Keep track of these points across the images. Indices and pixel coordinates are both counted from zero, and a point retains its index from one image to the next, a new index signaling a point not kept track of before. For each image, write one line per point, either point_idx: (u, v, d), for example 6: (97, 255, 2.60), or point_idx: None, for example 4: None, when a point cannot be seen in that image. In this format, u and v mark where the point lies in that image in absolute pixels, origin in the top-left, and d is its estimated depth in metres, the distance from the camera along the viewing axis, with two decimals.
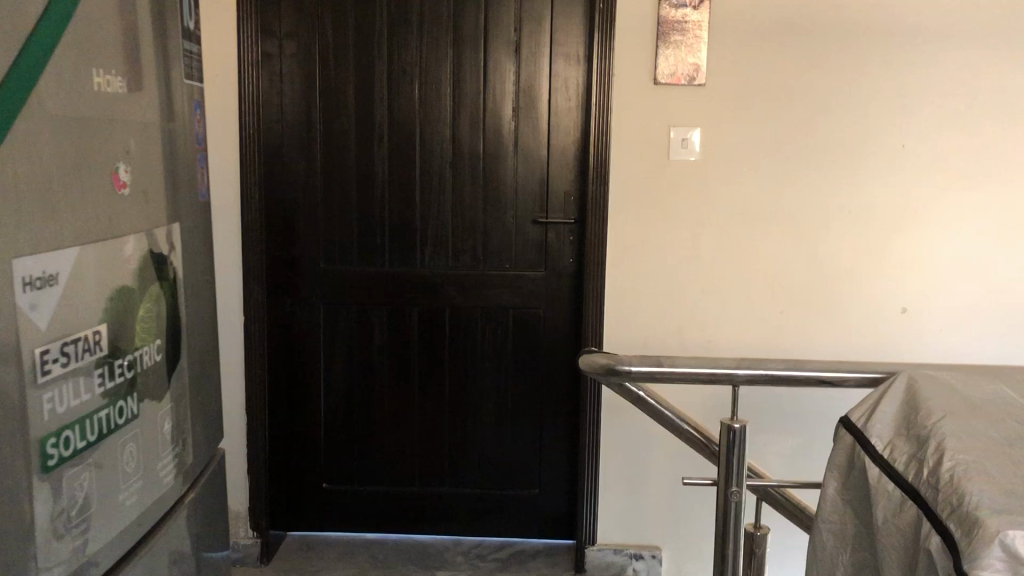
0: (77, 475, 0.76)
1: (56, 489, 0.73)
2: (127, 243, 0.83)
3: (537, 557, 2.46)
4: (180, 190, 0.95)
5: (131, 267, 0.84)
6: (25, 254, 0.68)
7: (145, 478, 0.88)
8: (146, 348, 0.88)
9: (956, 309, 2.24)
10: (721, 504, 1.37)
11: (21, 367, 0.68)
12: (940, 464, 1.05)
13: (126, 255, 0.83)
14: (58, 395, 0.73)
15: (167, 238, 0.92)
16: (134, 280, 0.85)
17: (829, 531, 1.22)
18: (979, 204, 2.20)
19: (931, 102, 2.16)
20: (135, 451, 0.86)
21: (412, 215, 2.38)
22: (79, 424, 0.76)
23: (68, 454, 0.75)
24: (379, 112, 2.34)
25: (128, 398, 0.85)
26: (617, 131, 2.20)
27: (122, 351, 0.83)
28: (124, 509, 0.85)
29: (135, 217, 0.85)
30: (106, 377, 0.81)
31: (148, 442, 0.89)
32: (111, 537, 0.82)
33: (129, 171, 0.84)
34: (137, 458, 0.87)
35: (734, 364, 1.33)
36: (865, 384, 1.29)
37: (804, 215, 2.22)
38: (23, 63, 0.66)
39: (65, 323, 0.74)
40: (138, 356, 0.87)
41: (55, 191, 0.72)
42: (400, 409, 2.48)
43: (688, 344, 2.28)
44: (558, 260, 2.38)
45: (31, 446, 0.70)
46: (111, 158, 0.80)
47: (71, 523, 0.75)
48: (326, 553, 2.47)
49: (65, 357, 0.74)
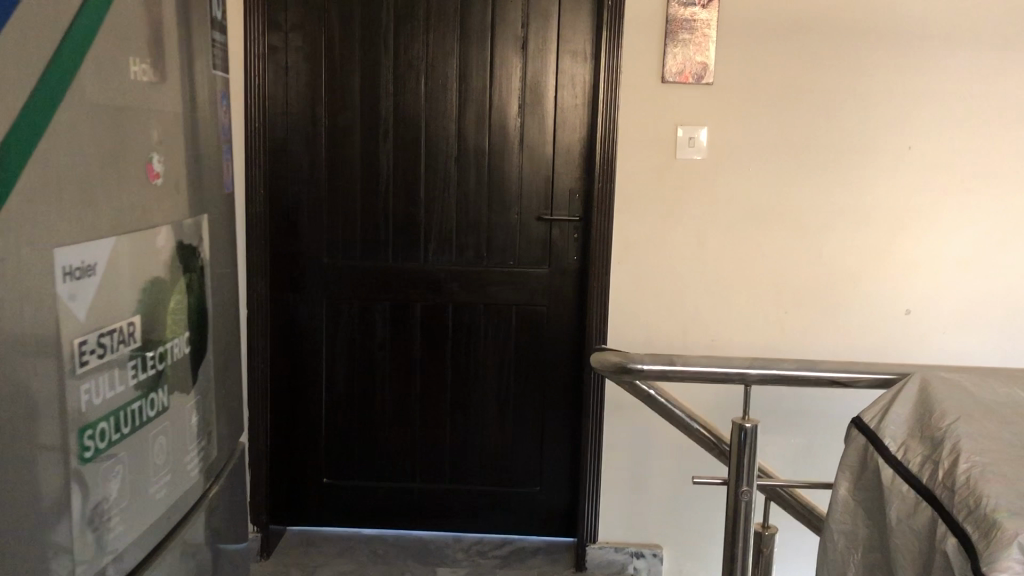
0: (111, 467, 0.76)
1: (93, 481, 0.73)
2: (160, 234, 0.83)
3: (537, 554, 2.46)
4: (204, 182, 0.94)
5: (163, 259, 0.83)
6: (66, 244, 0.67)
7: (172, 471, 0.88)
8: (176, 341, 0.87)
9: (959, 310, 2.25)
10: (731, 504, 1.37)
11: (62, 358, 0.68)
12: (956, 467, 1.05)
13: (159, 246, 0.83)
14: (95, 386, 0.73)
15: (195, 230, 0.92)
16: (166, 270, 0.84)
17: (842, 531, 1.22)
18: (983, 206, 2.21)
19: (938, 105, 2.17)
20: (163, 444, 0.86)
21: (416, 211, 2.37)
22: (113, 416, 0.76)
23: (103, 446, 0.74)
24: (385, 107, 2.33)
25: (159, 390, 0.84)
26: (624, 129, 2.20)
27: (155, 342, 0.83)
28: (153, 503, 0.84)
29: (168, 208, 0.85)
30: (140, 369, 0.80)
31: (176, 434, 0.89)
32: (141, 531, 0.82)
33: (163, 161, 0.83)
34: (166, 451, 0.87)
35: (747, 364, 1.33)
36: (877, 385, 1.29)
37: (810, 215, 2.22)
38: (66, 50, 0.66)
39: (102, 314, 0.73)
40: (168, 348, 0.86)
41: (95, 181, 0.71)
42: (401, 405, 2.48)
43: (691, 343, 2.28)
44: (562, 258, 2.38)
45: (70, 437, 0.69)
46: (146, 147, 0.80)
47: (105, 516, 0.75)
48: (326, 548, 2.46)
49: (100, 348, 0.73)
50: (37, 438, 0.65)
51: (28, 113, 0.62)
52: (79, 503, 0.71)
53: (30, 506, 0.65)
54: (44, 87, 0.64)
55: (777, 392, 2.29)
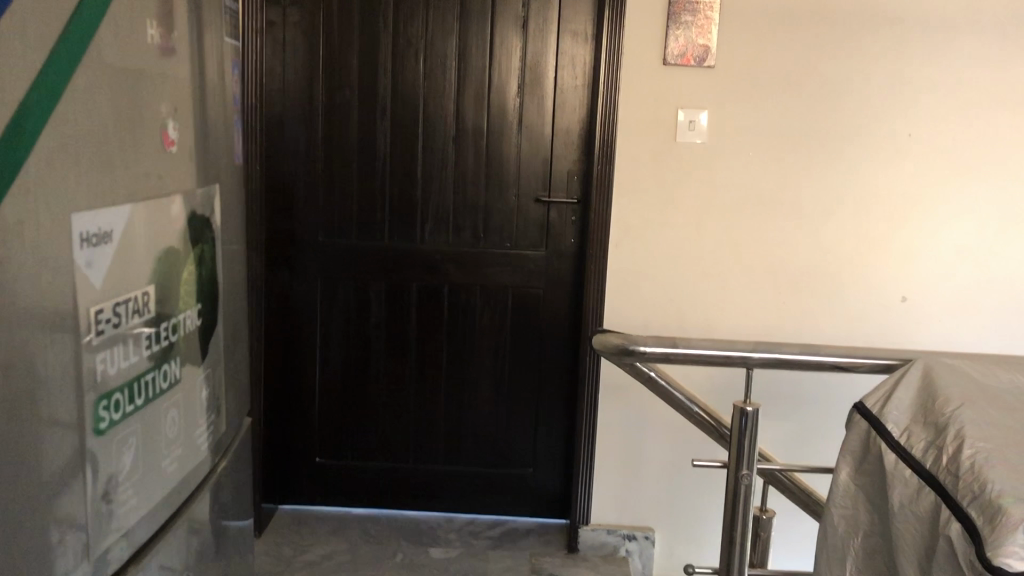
0: (125, 438, 0.75)
1: (107, 451, 0.73)
2: (174, 202, 0.82)
3: (530, 535, 2.45)
4: (214, 154, 0.93)
5: (176, 228, 0.82)
6: (83, 210, 0.67)
7: (183, 445, 0.87)
8: (188, 313, 0.86)
9: (955, 298, 2.25)
10: (731, 488, 1.37)
11: (78, 327, 0.67)
12: (960, 452, 1.05)
13: (172, 215, 0.82)
14: (111, 356, 0.72)
15: (206, 199, 0.91)
16: (180, 241, 0.83)
17: (842, 515, 1.23)
18: (981, 195, 2.21)
19: (939, 93, 2.16)
20: (175, 417, 0.85)
21: (413, 190, 2.36)
22: (128, 386, 0.75)
23: (117, 417, 0.74)
24: (383, 85, 2.31)
25: (171, 362, 0.83)
26: (624, 111, 2.18)
27: (168, 314, 0.82)
28: (164, 477, 0.84)
29: (181, 177, 0.84)
30: (154, 339, 0.79)
31: (187, 407, 0.88)
32: (151, 505, 0.81)
33: (177, 128, 0.82)
34: (177, 424, 0.86)
35: (749, 348, 1.32)
36: (879, 370, 1.29)
37: (809, 201, 2.22)
38: (88, 6, 0.65)
39: (118, 281, 0.72)
40: (181, 320, 0.85)
41: (112, 146, 0.70)
42: (396, 386, 2.47)
43: (687, 328, 2.28)
44: (560, 240, 2.37)
45: (84, 407, 0.69)
46: (161, 114, 0.79)
47: (118, 487, 0.75)
48: (318, 526, 2.45)
49: (116, 318, 0.72)
50: (52, 407, 0.65)
51: (49, 76, 0.61)
52: (92, 471, 0.71)
53: (42, 474, 0.65)
54: (64, 45, 0.63)
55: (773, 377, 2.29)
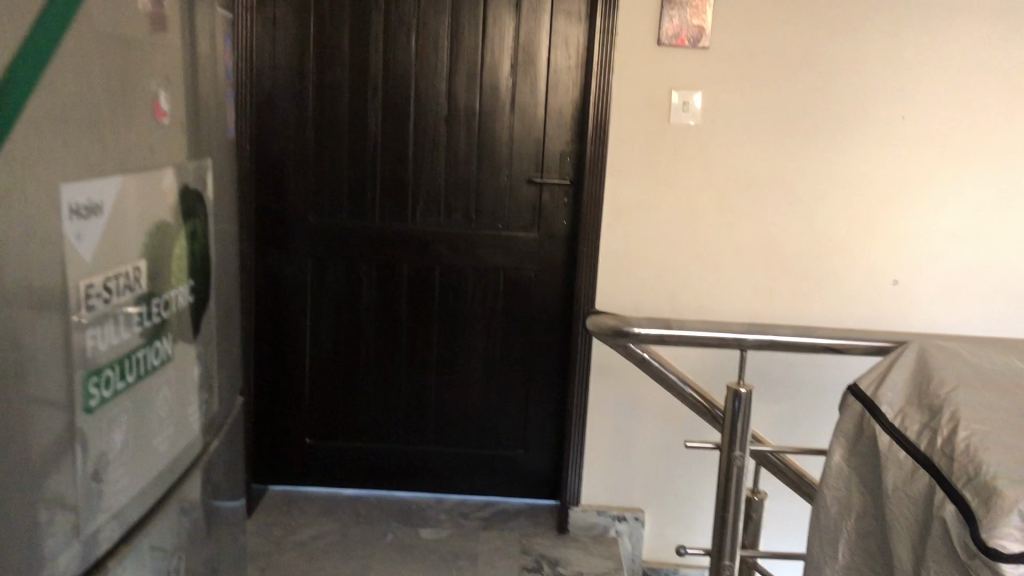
0: (115, 417, 0.74)
1: (97, 430, 0.71)
2: (166, 175, 0.80)
3: (520, 516, 2.45)
4: (206, 129, 0.91)
5: (168, 202, 0.81)
6: (73, 179, 0.65)
7: (174, 423, 0.86)
8: (180, 289, 0.85)
9: (946, 280, 2.26)
10: (723, 469, 1.36)
11: (67, 303, 0.66)
12: (955, 434, 1.05)
13: (164, 188, 0.80)
14: (102, 332, 0.71)
15: (199, 172, 0.89)
16: (172, 215, 0.82)
17: (834, 497, 1.23)
18: (974, 178, 2.20)
19: (934, 76, 2.15)
20: (166, 395, 0.84)
21: (405, 170, 2.34)
22: (119, 363, 0.74)
23: (108, 395, 0.72)
24: (374, 64, 2.28)
25: (163, 339, 0.82)
26: (618, 92, 2.17)
27: (160, 290, 0.80)
28: (155, 456, 0.82)
29: (173, 149, 0.82)
30: (146, 316, 0.78)
31: (179, 385, 0.87)
32: (142, 484, 0.80)
33: (169, 99, 0.81)
34: (168, 402, 0.84)
35: (744, 330, 1.31)
36: (872, 352, 1.28)
37: (803, 184, 2.21)
38: None
39: (109, 255, 0.71)
40: (173, 296, 0.83)
41: (101, 115, 0.69)
42: (386, 366, 2.46)
43: (679, 310, 2.28)
44: (552, 221, 2.36)
45: (74, 384, 0.68)
46: (151, 84, 0.77)
47: (107, 467, 0.74)
48: (307, 507, 2.45)
49: (107, 293, 0.71)
50: (39, 383, 0.64)
51: (40, 37, 0.60)
52: (81, 450, 0.70)
53: (29, 452, 0.64)
54: (55, 6, 0.61)
55: (764, 360, 2.29)
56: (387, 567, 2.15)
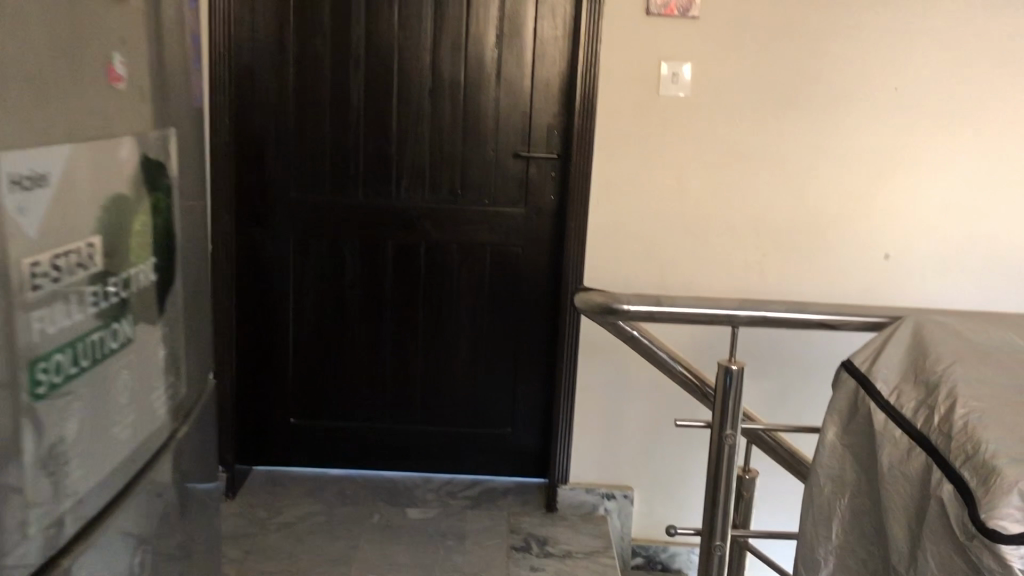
0: (68, 404, 0.70)
1: (48, 418, 0.68)
2: (123, 145, 0.77)
3: (508, 495, 2.43)
4: (171, 97, 0.87)
5: (125, 174, 0.77)
6: (15, 148, 0.61)
7: (137, 409, 0.83)
8: (141, 267, 0.81)
9: (937, 255, 2.23)
10: (714, 448, 1.34)
11: (11, 284, 0.62)
12: (952, 412, 1.02)
13: (122, 158, 0.76)
14: (50, 314, 0.67)
15: (162, 143, 0.85)
16: (129, 187, 0.78)
17: (827, 476, 1.20)
18: (966, 151, 2.18)
19: (927, 46, 2.12)
20: (127, 380, 0.80)
21: (388, 145, 2.29)
22: (70, 348, 0.70)
23: (59, 381, 0.69)
24: (357, 35, 2.23)
25: (122, 320, 0.78)
26: (606, 63, 2.12)
27: (117, 268, 0.76)
28: (115, 444, 0.79)
29: (131, 117, 0.78)
30: (101, 296, 0.74)
31: (142, 368, 0.83)
32: (101, 473, 0.77)
33: (125, 63, 0.76)
34: (130, 387, 0.81)
35: (736, 306, 1.28)
36: (866, 328, 1.26)
37: (793, 157, 2.18)
38: None
39: (57, 230, 0.67)
40: (134, 275, 0.80)
41: (45, 77, 0.65)
42: (372, 345, 2.42)
43: (668, 286, 2.25)
44: (539, 196, 2.32)
45: (20, 369, 0.64)
46: (105, 46, 0.73)
47: (62, 458, 0.70)
48: (293, 487, 2.42)
49: (55, 273, 0.67)
50: None
51: None
52: (32, 440, 0.66)
53: None
54: None
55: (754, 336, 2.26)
56: (373, 548, 2.12)
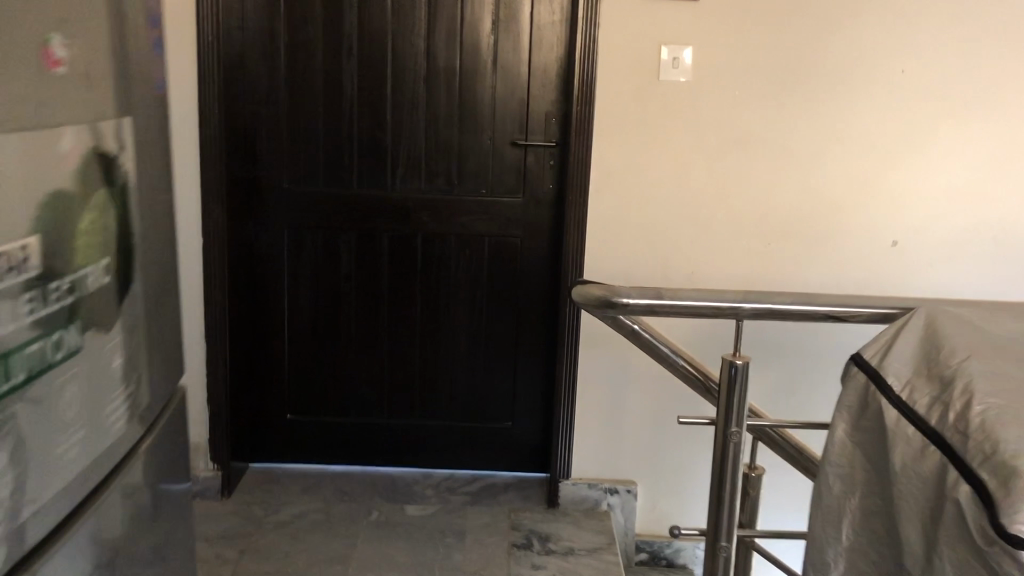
0: (4, 420, 0.66)
1: None
2: (66, 135, 0.72)
3: (509, 491, 2.39)
4: (133, 89, 0.86)
5: (68, 167, 0.72)
6: None
7: (88, 421, 0.78)
8: (89, 270, 0.77)
9: (945, 241, 2.18)
10: (718, 446, 1.29)
11: None
12: (969, 408, 0.97)
13: (64, 150, 0.72)
14: None
15: (116, 134, 0.81)
16: (73, 182, 0.74)
17: (837, 474, 1.15)
18: (975, 134, 2.12)
19: (934, 26, 2.06)
20: (76, 390, 0.76)
21: (382, 134, 2.24)
22: (3, 362, 0.66)
23: None
24: (349, 22, 2.18)
25: (67, 328, 0.74)
26: (604, 48, 2.07)
27: (59, 271, 0.72)
28: (63, 459, 0.75)
29: (76, 105, 0.74)
30: (40, 302, 0.70)
31: (94, 378, 0.79)
32: (49, 490, 0.73)
33: (66, 45, 0.72)
34: (79, 397, 0.76)
35: (740, 298, 1.23)
36: (875, 320, 1.20)
37: (798, 142, 2.12)
38: None
39: None
40: (79, 278, 0.75)
41: None
42: (368, 338, 2.38)
43: (670, 277, 2.19)
44: (537, 185, 2.27)
45: None
46: (43, 27, 0.68)
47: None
48: (290, 484, 2.38)
49: None
50: None
51: None
52: None
53: None
54: None
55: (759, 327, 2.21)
56: (371, 547, 2.08)
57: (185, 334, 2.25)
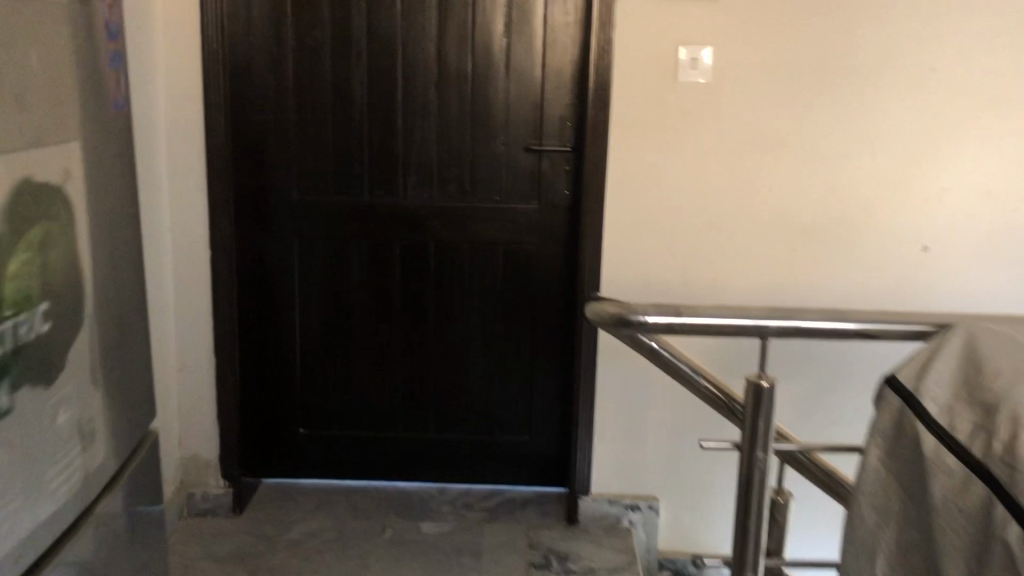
0: None
1: None
2: None
3: (528, 507, 2.32)
4: (85, 113, 0.97)
5: None
6: None
7: (25, 474, 0.85)
8: (24, 327, 0.83)
9: (979, 245, 2.09)
10: (743, 471, 1.22)
11: None
12: (1016, 440, 0.90)
13: None
14: None
15: (60, 168, 0.90)
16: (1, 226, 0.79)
17: (870, 503, 1.08)
18: (1008, 134, 2.03)
19: (966, 21, 1.97)
20: (9, 441, 0.82)
21: (393, 141, 2.18)
22: None
23: None
24: (357, 26, 2.12)
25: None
26: (621, 50, 2.00)
27: None
28: None
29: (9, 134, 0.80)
30: None
31: (30, 433, 0.86)
32: None
33: None
34: (14, 448, 0.83)
35: (765, 315, 1.15)
36: (911, 337, 1.12)
37: (824, 143, 2.04)
38: None
39: None
40: (14, 335, 0.82)
41: None
42: (381, 350, 2.32)
43: (692, 285, 2.12)
44: (552, 191, 2.20)
45: None
46: None
47: None
48: (303, 501, 2.32)
49: None
50: None
51: None
52: None
53: None
54: None
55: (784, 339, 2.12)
56: (384, 568, 2.02)
57: (194, 349, 2.20)
